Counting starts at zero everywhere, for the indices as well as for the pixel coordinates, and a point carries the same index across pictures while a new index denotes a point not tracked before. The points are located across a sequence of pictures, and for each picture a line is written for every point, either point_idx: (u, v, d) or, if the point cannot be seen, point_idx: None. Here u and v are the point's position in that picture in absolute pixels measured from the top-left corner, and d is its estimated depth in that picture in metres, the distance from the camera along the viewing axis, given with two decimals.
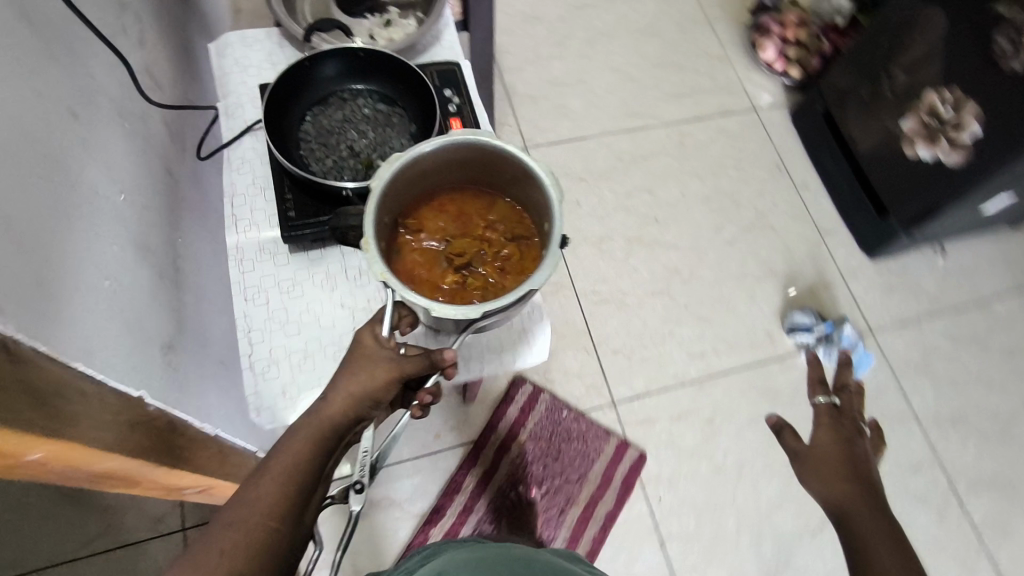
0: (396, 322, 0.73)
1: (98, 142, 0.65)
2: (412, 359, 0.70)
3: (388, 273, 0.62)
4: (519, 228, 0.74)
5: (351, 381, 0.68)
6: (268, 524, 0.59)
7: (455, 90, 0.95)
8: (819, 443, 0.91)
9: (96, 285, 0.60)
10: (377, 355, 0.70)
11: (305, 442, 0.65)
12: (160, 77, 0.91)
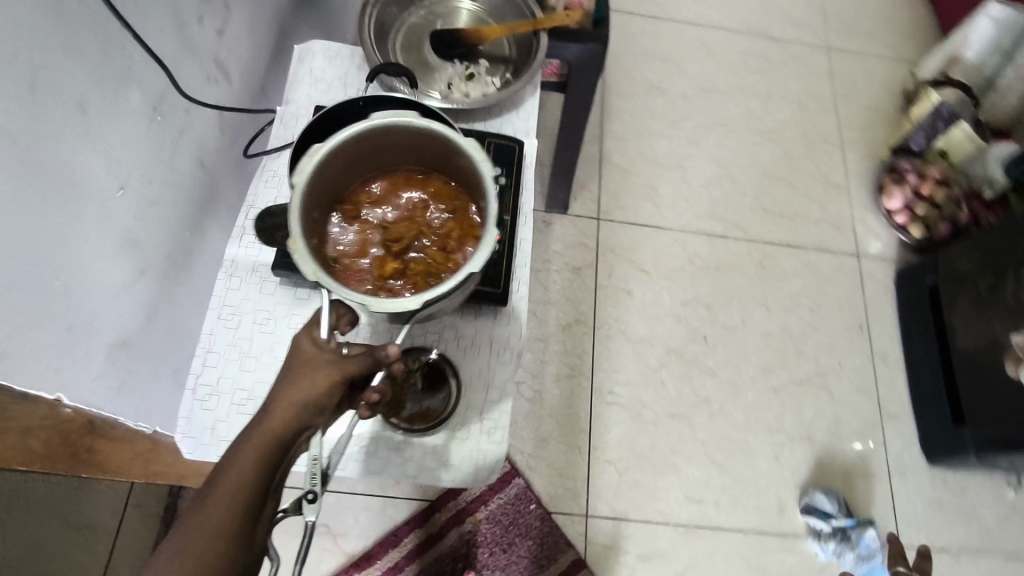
0: (334, 323, 0.64)
1: (114, 140, 0.64)
2: (357, 356, 0.62)
3: (322, 273, 0.55)
4: (462, 207, 0.66)
5: (293, 387, 0.58)
6: (217, 547, 0.52)
7: (506, 171, 0.89)
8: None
9: (40, 284, 0.58)
10: (319, 356, 0.61)
11: (253, 450, 0.56)
12: (231, 70, 0.91)
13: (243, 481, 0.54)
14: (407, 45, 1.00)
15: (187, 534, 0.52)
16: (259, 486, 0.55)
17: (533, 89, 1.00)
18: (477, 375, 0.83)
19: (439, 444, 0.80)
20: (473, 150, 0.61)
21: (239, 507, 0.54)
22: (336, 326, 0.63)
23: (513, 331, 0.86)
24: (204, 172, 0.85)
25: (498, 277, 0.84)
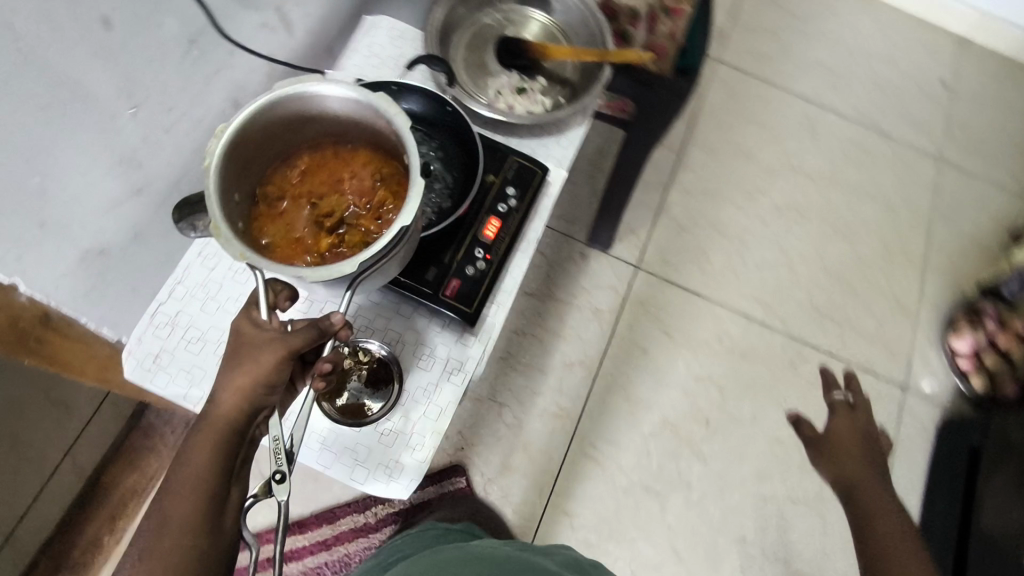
0: (273, 301, 0.65)
1: (127, 58, 0.66)
2: (299, 331, 0.61)
3: (247, 253, 0.55)
4: (386, 168, 0.67)
5: (240, 373, 0.60)
6: (184, 541, 0.55)
7: (520, 193, 0.86)
8: (845, 437, 0.94)
9: (19, 175, 0.60)
10: (259, 338, 0.61)
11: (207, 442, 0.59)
12: (291, 24, 0.92)
13: (202, 474, 0.58)
14: (471, 45, 0.99)
15: (154, 529, 0.56)
16: (218, 473, 0.58)
17: (581, 119, 0.95)
18: (420, 388, 0.80)
19: (361, 444, 0.78)
20: (382, 102, 0.60)
21: (201, 497, 0.57)
22: (277, 300, 0.65)
23: (473, 354, 0.81)
24: (234, 113, 0.87)
25: (474, 296, 0.80)
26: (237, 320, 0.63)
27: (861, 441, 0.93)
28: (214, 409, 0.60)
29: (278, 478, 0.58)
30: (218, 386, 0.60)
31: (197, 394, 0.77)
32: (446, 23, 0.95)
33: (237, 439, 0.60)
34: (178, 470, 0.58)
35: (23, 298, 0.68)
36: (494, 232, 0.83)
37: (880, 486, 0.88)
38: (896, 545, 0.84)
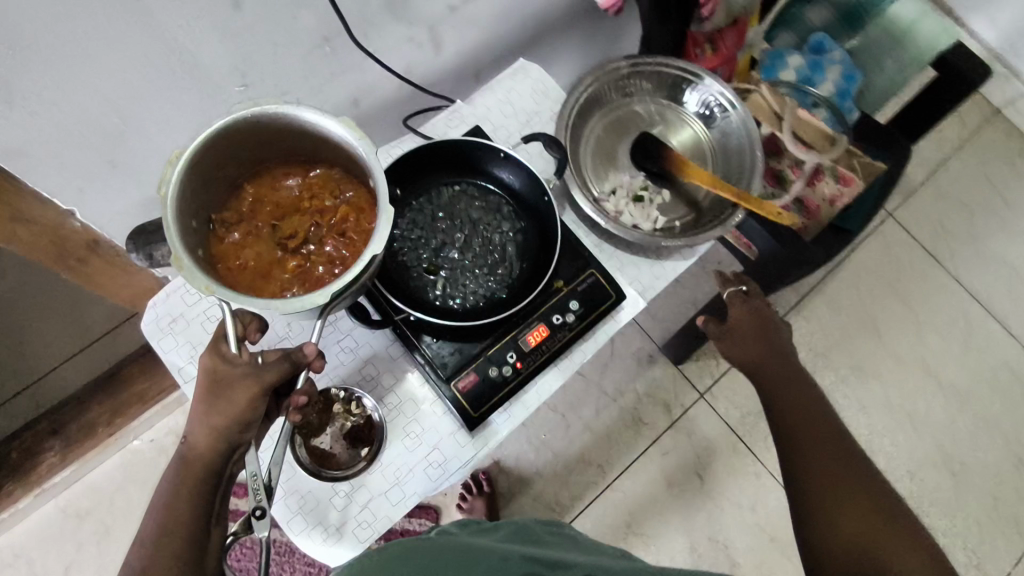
0: (242, 333, 0.63)
1: (250, 42, 0.64)
2: (271, 364, 0.60)
3: (214, 285, 0.55)
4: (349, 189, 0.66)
5: (212, 414, 0.60)
6: None
7: (582, 312, 0.78)
8: (743, 322, 0.79)
9: (103, 121, 0.60)
10: (231, 375, 0.60)
11: (182, 487, 0.61)
12: (441, 43, 0.88)
13: (180, 521, 0.60)
14: (611, 129, 0.91)
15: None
16: (200, 510, 0.61)
17: (685, 255, 0.84)
18: (393, 465, 0.75)
19: (313, 493, 0.73)
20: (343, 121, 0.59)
21: (187, 535, 0.60)
22: (244, 332, 0.63)
23: (462, 455, 0.76)
24: (347, 109, 0.85)
25: (484, 400, 0.74)
26: (206, 353, 0.61)
27: (765, 329, 0.79)
28: (187, 449, 0.61)
29: (257, 514, 0.60)
30: (191, 428, 0.61)
31: (191, 375, 0.75)
32: (592, 100, 0.89)
33: (214, 476, 0.62)
34: (159, 510, 0.60)
35: (77, 225, 0.69)
36: (537, 341, 0.76)
37: (783, 372, 0.78)
38: (805, 425, 0.72)
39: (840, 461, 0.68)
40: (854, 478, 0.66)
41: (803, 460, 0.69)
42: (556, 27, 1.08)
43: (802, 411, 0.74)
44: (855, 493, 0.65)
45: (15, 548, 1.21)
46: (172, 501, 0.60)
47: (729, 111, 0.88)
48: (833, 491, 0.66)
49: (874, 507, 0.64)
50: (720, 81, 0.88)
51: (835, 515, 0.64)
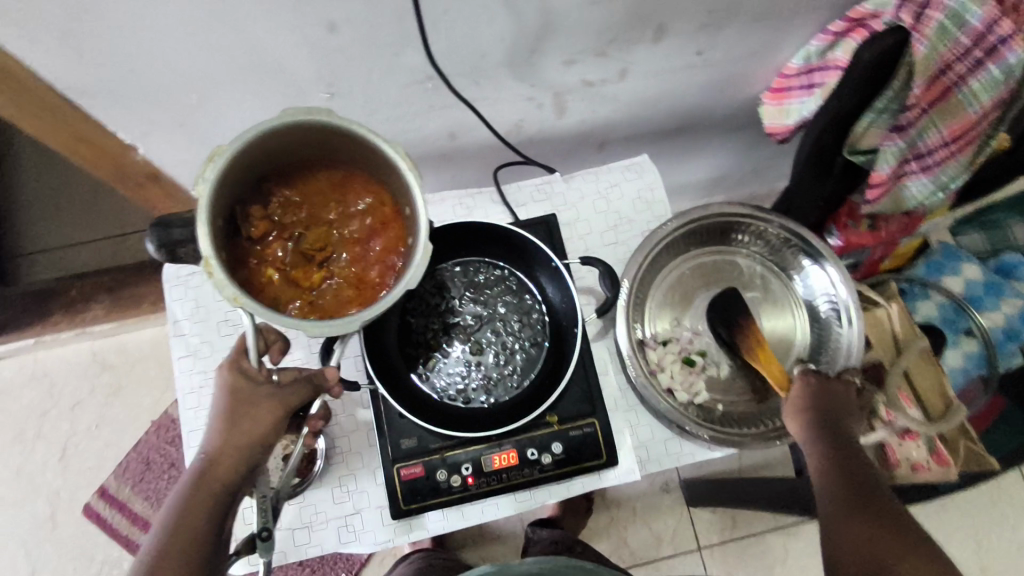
0: (266, 346, 0.57)
1: (342, 61, 0.60)
2: (294, 386, 0.55)
3: (243, 296, 0.45)
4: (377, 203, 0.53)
5: (234, 431, 0.52)
6: None
7: (563, 458, 0.70)
8: (808, 386, 0.66)
9: (173, 89, 0.59)
10: (256, 393, 0.53)
11: (192, 512, 0.51)
12: (565, 109, 0.80)
13: (186, 550, 0.50)
14: (700, 273, 0.80)
15: None
16: (212, 538, 0.51)
17: (707, 448, 0.73)
18: (313, 506, 0.71)
19: None
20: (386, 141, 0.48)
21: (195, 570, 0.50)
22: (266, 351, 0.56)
23: (379, 533, 0.70)
24: (441, 139, 0.80)
25: (419, 498, 0.69)
26: (223, 367, 0.53)
27: (828, 391, 0.66)
28: (198, 470, 0.52)
29: (264, 536, 0.54)
30: (210, 444, 0.52)
31: (182, 331, 0.75)
32: (694, 234, 0.79)
33: (230, 501, 0.53)
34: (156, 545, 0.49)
35: (139, 157, 0.70)
36: (500, 466, 0.69)
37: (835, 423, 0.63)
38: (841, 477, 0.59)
39: (863, 496, 0.57)
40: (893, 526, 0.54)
41: (838, 515, 0.56)
42: (711, 126, 0.96)
43: (839, 454, 0.61)
44: (892, 539, 0.53)
45: (46, 368, 1.35)
46: (179, 530, 0.50)
47: (840, 324, 0.74)
48: (866, 546, 0.53)
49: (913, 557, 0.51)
50: (848, 282, 0.73)
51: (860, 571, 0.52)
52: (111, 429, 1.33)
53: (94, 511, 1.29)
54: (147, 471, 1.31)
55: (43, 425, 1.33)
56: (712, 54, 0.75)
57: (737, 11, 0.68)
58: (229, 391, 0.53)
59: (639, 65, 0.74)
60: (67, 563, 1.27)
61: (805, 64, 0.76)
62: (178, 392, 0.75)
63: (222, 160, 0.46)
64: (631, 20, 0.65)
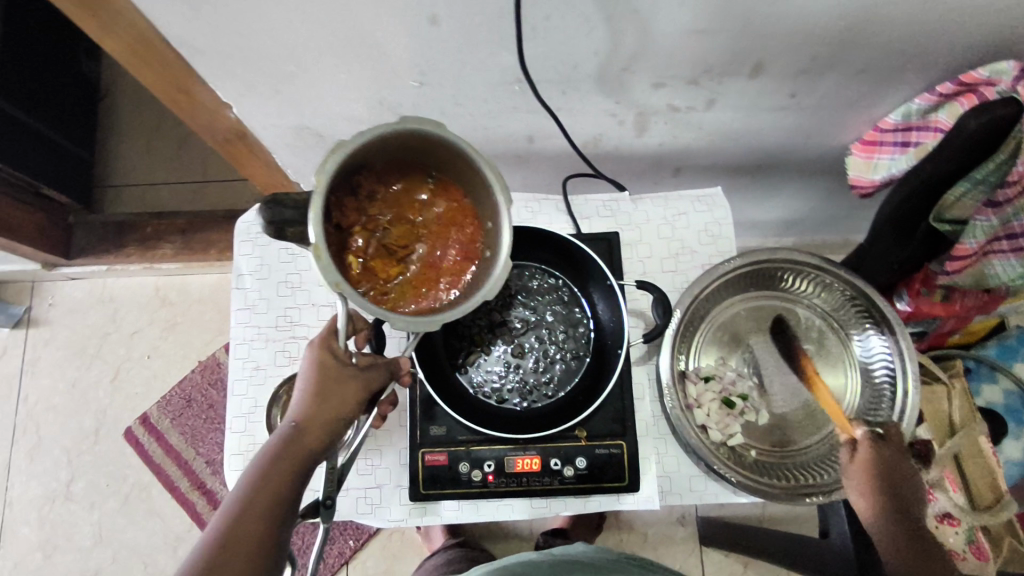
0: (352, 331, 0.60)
1: (438, 53, 0.61)
2: (373, 370, 0.56)
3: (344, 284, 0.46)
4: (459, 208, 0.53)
5: (320, 404, 0.53)
6: None
7: (585, 474, 0.70)
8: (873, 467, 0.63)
9: (276, 59, 0.62)
10: (342, 372, 0.55)
11: (272, 476, 0.52)
12: (646, 130, 0.80)
13: (262, 510, 0.51)
14: (753, 316, 0.79)
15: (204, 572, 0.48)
16: (290, 504, 0.52)
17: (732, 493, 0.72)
18: None
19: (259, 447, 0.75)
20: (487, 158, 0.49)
21: (271, 532, 0.51)
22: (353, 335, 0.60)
23: (394, 511, 0.72)
24: (518, 140, 0.81)
25: (439, 485, 0.70)
26: (316, 346, 0.56)
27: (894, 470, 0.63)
28: (282, 435, 0.53)
29: (327, 505, 0.55)
30: (298, 415, 0.53)
31: (243, 285, 0.79)
32: (754, 275, 0.77)
33: (309, 472, 0.54)
34: (239, 503, 0.51)
35: (232, 116, 0.74)
36: (522, 470, 0.70)
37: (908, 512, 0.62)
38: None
39: None
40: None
41: None
42: (792, 168, 0.93)
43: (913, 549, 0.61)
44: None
45: (114, 294, 1.43)
46: (259, 490, 0.51)
47: (894, 394, 0.70)
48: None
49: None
50: (910, 349, 0.69)
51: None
52: (162, 362, 1.41)
53: (134, 436, 1.37)
54: (187, 408, 1.38)
55: (102, 347, 1.42)
56: (806, 96, 0.73)
57: (840, 59, 0.66)
58: (319, 368, 0.55)
59: (728, 98, 0.73)
60: (102, 478, 1.36)
61: (903, 121, 0.73)
62: (232, 342, 0.78)
63: (340, 151, 0.47)
64: (728, 52, 0.64)
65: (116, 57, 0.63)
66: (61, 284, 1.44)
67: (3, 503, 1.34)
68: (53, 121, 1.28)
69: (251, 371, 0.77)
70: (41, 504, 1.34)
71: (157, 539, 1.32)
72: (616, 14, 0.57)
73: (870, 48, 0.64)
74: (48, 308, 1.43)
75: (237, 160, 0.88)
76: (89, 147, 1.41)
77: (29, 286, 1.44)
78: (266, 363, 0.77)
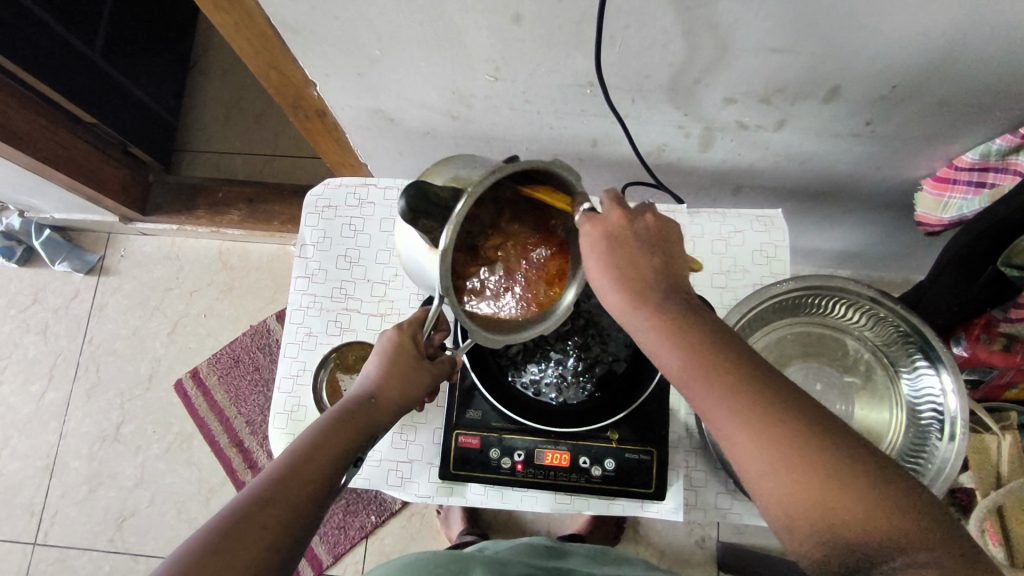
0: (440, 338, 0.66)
1: (517, 51, 0.64)
2: (440, 362, 0.63)
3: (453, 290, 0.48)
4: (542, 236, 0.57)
5: (396, 380, 0.59)
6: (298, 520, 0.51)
7: (611, 475, 0.71)
8: (611, 251, 0.52)
9: (363, 43, 0.65)
10: (418, 356, 0.61)
11: (344, 431, 0.56)
12: (711, 145, 0.80)
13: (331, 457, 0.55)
14: (801, 341, 0.79)
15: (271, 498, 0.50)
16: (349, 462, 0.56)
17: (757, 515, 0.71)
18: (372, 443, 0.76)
19: (303, 409, 0.78)
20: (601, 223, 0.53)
21: (332, 478, 0.54)
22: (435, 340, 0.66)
23: (421, 487, 0.74)
24: (583, 143, 0.83)
25: (467, 467, 0.72)
26: (401, 328, 0.62)
27: (637, 244, 0.53)
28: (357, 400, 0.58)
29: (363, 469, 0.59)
30: (373, 386, 0.59)
31: (305, 255, 0.83)
32: (808, 300, 0.76)
33: (368, 443, 0.58)
34: (300, 449, 0.54)
35: (316, 94, 0.78)
36: (550, 463, 0.71)
37: (669, 288, 0.53)
38: (702, 361, 0.50)
39: (769, 409, 0.47)
40: (774, 407, 0.48)
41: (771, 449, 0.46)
42: (857, 199, 0.92)
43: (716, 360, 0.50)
44: (786, 421, 0.47)
45: (180, 252, 1.52)
46: (331, 441, 0.55)
47: (940, 437, 0.68)
48: (764, 440, 0.47)
49: (814, 451, 0.45)
50: (961, 393, 0.67)
51: (773, 468, 0.46)
52: (216, 321, 1.48)
53: (183, 388, 1.44)
54: (234, 367, 1.44)
55: (163, 301, 1.50)
56: (881, 127, 0.72)
57: (920, 92, 0.65)
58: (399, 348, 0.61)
59: (799, 121, 0.72)
60: (149, 424, 1.43)
61: (981, 160, 0.73)
62: (288, 307, 0.82)
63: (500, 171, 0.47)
64: (805, 75, 0.63)
65: (221, 32, 0.67)
66: (134, 238, 1.53)
67: (59, 436, 1.43)
68: (146, 86, 1.37)
69: (303, 336, 0.80)
70: (92, 441, 1.43)
71: (192, 488, 1.39)
72: (695, 29, 0.58)
73: (953, 83, 0.63)
74: (119, 259, 1.52)
75: (312, 137, 0.92)
76: (174, 112, 1.50)
77: (105, 236, 1.53)
78: (318, 331, 0.81)
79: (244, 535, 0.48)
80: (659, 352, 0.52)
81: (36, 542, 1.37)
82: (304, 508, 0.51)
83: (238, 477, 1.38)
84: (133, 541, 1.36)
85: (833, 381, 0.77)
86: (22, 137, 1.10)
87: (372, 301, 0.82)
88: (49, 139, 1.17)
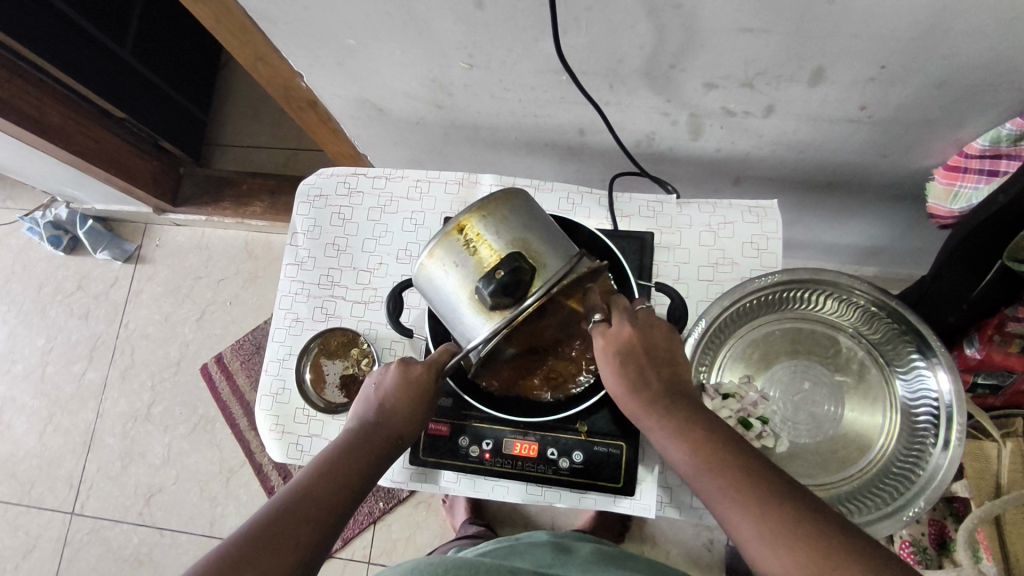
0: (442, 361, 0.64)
1: (484, 35, 0.63)
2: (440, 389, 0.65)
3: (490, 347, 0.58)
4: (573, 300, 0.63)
5: (400, 402, 0.62)
6: (308, 534, 0.52)
7: (581, 467, 0.70)
8: (624, 364, 0.55)
9: (336, 32, 0.67)
10: (422, 379, 0.63)
11: (352, 451, 0.59)
12: (701, 133, 0.77)
13: (340, 475, 0.56)
14: (789, 338, 0.75)
15: (280, 512, 0.52)
16: (360, 478, 0.58)
17: None
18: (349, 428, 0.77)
19: (287, 392, 0.80)
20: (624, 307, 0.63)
21: (341, 493, 0.55)
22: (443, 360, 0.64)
23: (397, 473, 0.75)
24: (571, 131, 0.81)
25: (438, 455, 0.72)
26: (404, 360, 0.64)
27: (648, 355, 0.56)
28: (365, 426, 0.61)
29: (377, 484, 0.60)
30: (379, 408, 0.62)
31: (296, 243, 0.85)
32: (792, 295, 0.72)
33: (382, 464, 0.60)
34: (314, 471, 0.56)
35: (305, 85, 0.80)
36: (519, 453, 0.71)
37: (676, 392, 0.55)
38: (707, 452, 0.50)
39: (756, 485, 0.48)
40: (783, 498, 0.47)
41: (767, 534, 0.45)
42: (866, 189, 0.87)
43: (706, 446, 0.51)
44: (789, 509, 0.46)
45: (209, 242, 1.59)
46: (339, 461, 0.57)
47: (935, 442, 0.64)
48: (766, 524, 0.46)
49: (829, 545, 0.44)
50: (959, 398, 0.63)
51: (776, 551, 0.45)
52: (240, 308, 1.54)
53: (208, 371, 1.51)
54: (255, 354, 1.49)
55: (193, 288, 1.58)
56: (879, 112, 0.68)
57: (915, 73, 0.61)
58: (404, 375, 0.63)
59: (788, 106, 0.69)
60: (177, 405, 1.51)
61: (991, 147, 0.68)
62: (279, 292, 0.84)
63: (573, 272, 0.57)
64: (785, 56, 0.60)
65: (209, 26, 0.70)
66: (168, 229, 1.61)
67: (96, 414, 1.53)
68: (175, 82, 1.43)
69: (290, 322, 0.83)
70: (125, 419, 1.51)
71: (214, 469, 1.45)
72: (660, 11, 0.56)
73: (946, 63, 0.59)
74: (154, 249, 1.61)
75: (311, 128, 0.94)
76: (206, 109, 1.57)
77: (142, 227, 1.62)
78: (304, 317, 0.83)
79: (254, 549, 0.49)
80: (668, 448, 0.53)
81: (74, 512, 1.47)
82: (315, 520, 0.53)
83: (257, 459, 1.43)
84: (160, 516, 1.43)
85: (823, 381, 0.73)
86: (57, 132, 1.17)
87: (356, 289, 0.83)
88: (86, 137, 1.24)
